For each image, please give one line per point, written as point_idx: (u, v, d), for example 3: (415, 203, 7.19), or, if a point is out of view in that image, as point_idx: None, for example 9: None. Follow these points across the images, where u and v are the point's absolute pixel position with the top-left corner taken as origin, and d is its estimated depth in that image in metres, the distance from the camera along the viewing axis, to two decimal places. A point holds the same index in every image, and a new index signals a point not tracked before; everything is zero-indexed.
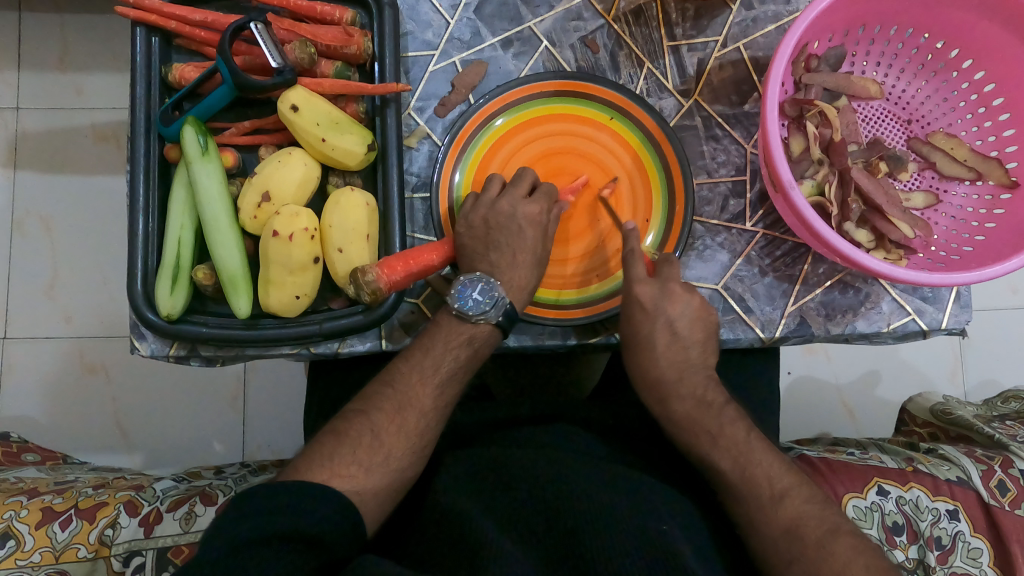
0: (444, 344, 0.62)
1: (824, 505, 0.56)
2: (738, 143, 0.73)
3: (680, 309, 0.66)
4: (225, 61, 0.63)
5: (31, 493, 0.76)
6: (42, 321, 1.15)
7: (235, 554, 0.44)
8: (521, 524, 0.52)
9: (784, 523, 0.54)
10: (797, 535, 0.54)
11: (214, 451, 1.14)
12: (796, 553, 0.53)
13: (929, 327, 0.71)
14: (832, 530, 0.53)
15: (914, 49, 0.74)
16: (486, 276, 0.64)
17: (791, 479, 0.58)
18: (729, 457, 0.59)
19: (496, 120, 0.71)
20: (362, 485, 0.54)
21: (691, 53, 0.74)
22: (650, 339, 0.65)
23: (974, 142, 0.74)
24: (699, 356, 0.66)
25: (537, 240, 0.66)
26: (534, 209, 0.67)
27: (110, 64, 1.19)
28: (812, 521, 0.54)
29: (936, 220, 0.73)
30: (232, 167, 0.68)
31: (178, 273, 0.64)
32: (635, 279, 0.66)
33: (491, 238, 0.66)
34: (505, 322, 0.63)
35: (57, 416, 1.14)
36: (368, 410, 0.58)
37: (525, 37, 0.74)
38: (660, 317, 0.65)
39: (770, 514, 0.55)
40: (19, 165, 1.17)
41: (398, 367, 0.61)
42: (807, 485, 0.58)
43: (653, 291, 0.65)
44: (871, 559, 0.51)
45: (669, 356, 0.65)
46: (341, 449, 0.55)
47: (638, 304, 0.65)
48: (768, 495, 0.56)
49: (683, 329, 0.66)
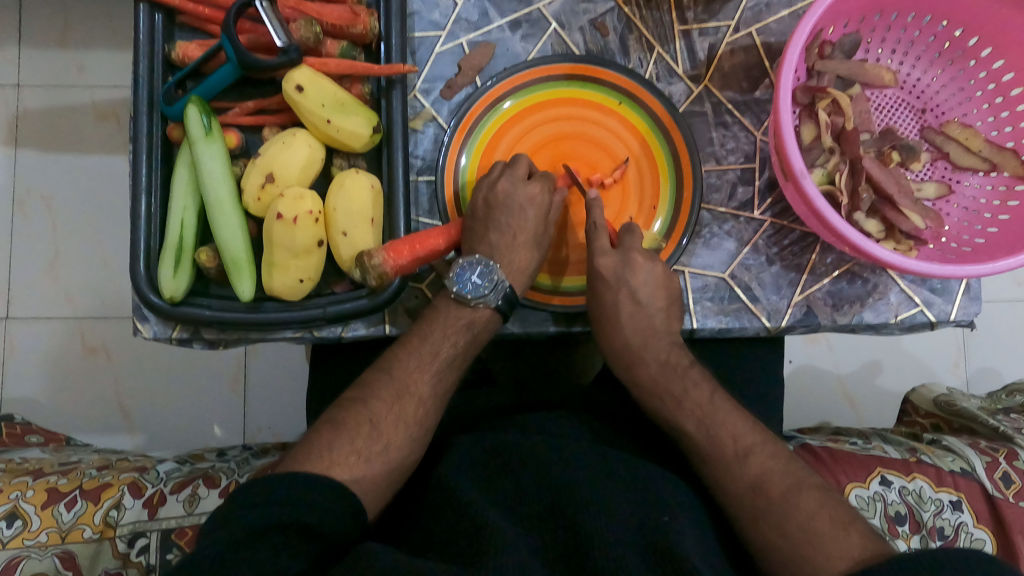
0: (443, 328, 0.62)
1: (789, 460, 0.57)
2: (748, 131, 0.72)
3: (642, 279, 0.66)
4: (230, 38, 0.63)
5: (37, 474, 0.77)
6: (44, 301, 1.15)
7: (235, 549, 0.44)
8: (528, 514, 0.51)
9: (748, 481, 0.55)
10: (761, 491, 0.54)
11: (214, 434, 1.14)
12: (760, 508, 0.53)
13: (937, 319, 0.71)
14: (795, 485, 0.54)
15: (931, 37, 0.72)
16: (486, 258, 0.63)
17: (769, 453, 0.57)
18: (694, 419, 0.60)
19: (503, 103, 0.70)
20: (362, 473, 0.53)
21: (702, 38, 0.73)
22: (614, 310, 0.66)
23: (990, 132, 0.72)
24: (664, 324, 0.67)
25: (538, 221, 0.66)
26: (535, 190, 0.66)
27: (112, 41, 1.17)
28: (775, 477, 0.55)
29: (947, 211, 0.72)
30: (236, 148, 0.67)
31: (181, 254, 0.63)
32: (597, 251, 0.67)
33: (492, 218, 0.65)
34: (505, 306, 0.63)
35: (59, 398, 1.14)
36: (365, 399, 0.58)
37: (534, 19, 0.73)
38: (622, 287, 0.66)
39: (734, 475, 0.56)
40: (20, 143, 1.15)
41: (395, 354, 0.61)
42: (773, 442, 0.58)
43: (614, 262, 0.66)
44: (834, 511, 0.52)
45: (634, 325, 0.66)
46: (339, 439, 0.55)
47: (599, 277, 0.66)
48: (733, 451, 0.57)
49: (648, 296, 0.66)
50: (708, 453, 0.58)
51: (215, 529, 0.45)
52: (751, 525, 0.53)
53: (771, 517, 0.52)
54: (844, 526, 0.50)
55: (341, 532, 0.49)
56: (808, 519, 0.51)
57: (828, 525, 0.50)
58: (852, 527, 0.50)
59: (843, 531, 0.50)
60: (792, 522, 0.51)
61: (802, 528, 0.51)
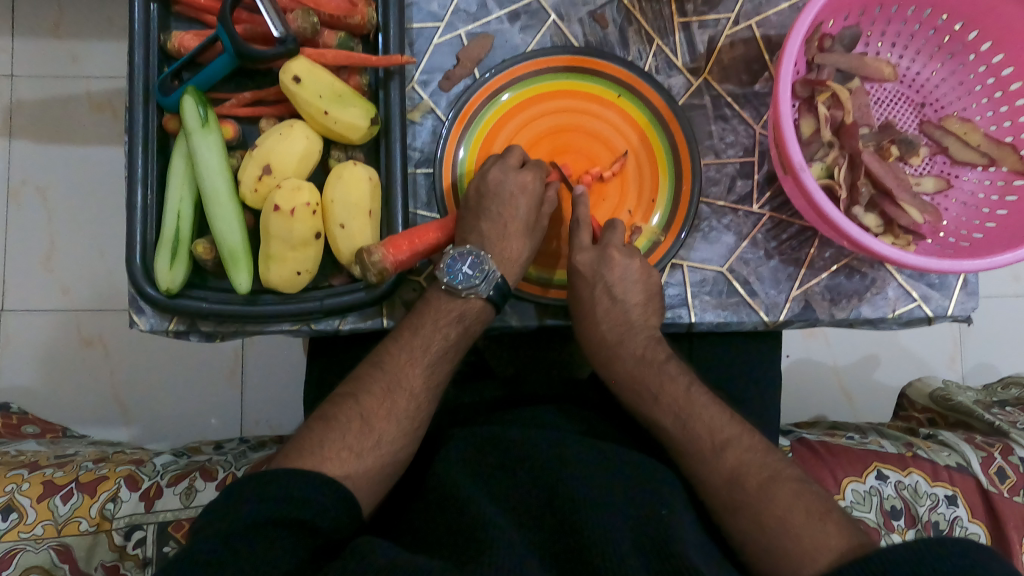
0: (434, 324, 0.62)
1: (765, 451, 0.56)
2: (747, 124, 0.72)
3: (619, 274, 0.66)
4: (227, 28, 0.62)
5: (32, 466, 0.76)
6: (40, 293, 1.14)
7: (225, 548, 0.44)
8: (522, 508, 0.51)
9: (726, 473, 0.55)
10: (738, 482, 0.54)
11: (211, 426, 1.14)
12: (738, 499, 0.53)
13: (934, 314, 0.71)
14: (772, 477, 0.54)
15: (931, 30, 0.72)
16: (477, 248, 0.63)
17: (733, 428, 0.58)
18: (670, 414, 0.60)
19: (502, 95, 0.70)
20: (353, 469, 0.53)
21: (702, 30, 0.72)
22: (590, 304, 0.66)
23: (988, 127, 0.72)
24: (640, 317, 0.66)
25: (530, 210, 0.66)
26: (527, 177, 0.65)
27: (107, 32, 1.16)
28: (752, 468, 0.55)
29: (946, 206, 0.72)
30: (232, 139, 0.66)
31: (178, 246, 0.63)
32: (577, 247, 0.67)
33: (483, 207, 0.65)
34: (496, 296, 0.63)
35: (55, 390, 1.13)
36: (357, 393, 0.58)
37: (533, 11, 0.72)
38: (599, 282, 0.66)
39: (712, 466, 0.56)
40: (14, 133, 1.15)
41: (387, 348, 0.61)
42: (750, 434, 0.58)
43: (591, 258, 0.66)
44: (810, 502, 0.52)
45: (610, 320, 0.66)
46: (331, 434, 0.55)
47: (577, 272, 0.66)
48: (709, 445, 0.57)
49: (624, 292, 0.66)
50: (683, 444, 0.58)
51: (208, 524, 0.45)
52: (728, 517, 0.54)
53: (755, 512, 0.52)
54: (822, 517, 0.50)
55: (335, 528, 0.49)
56: (785, 509, 0.51)
57: (804, 516, 0.50)
58: (829, 517, 0.50)
59: (821, 522, 0.50)
60: (769, 514, 0.51)
61: (778, 516, 0.51)
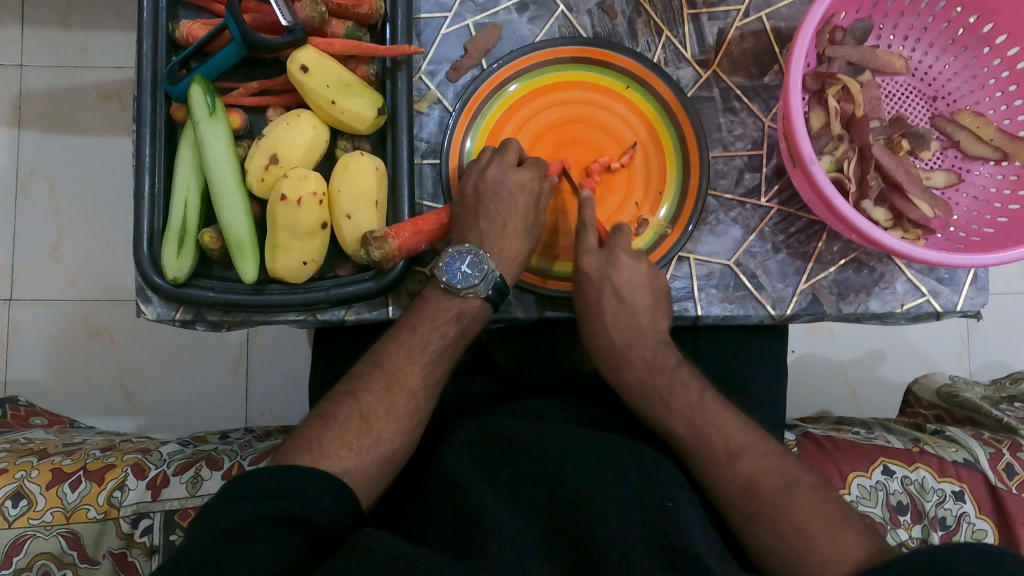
0: (431, 319, 0.62)
1: (782, 459, 0.56)
2: (756, 117, 0.72)
3: (626, 276, 0.67)
4: (234, 18, 0.62)
5: (42, 453, 0.77)
6: (47, 283, 1.15)
7: (226, 543, 0.44)
8: (526, 501, 0.51)
9: (742, 481, 0.54)
10: (756, 492, 0.53)
11: (217, 417, 1.14)
12: (751, 508, 0.52)
13: (943, 310, 0.71)
14: (789, 485, 0.53)
15: (944, 23, 0.72)
16: (476, 248, 0.63)
17: (748, 434, 0.57)
18: (683, 421, 0.60)
19: (509, 86, 0.70)
20: (351, 465, 0.53)
21: (711, 22, 0.72)
22: (599, 307, 0.67)
23: (1001, 121, 0.72)
24: (649, 321, 0.67)
25: (528, 208, 0.66)
26: (526, 176, 0.65)
27: (115, 22, 1.16)
28: (769, 477, 0.54)
29: (956, 200, 0.72)
30: (239, 129, 0.66)
31: (184, 236, 0.63)
32: (584, 250, 0.67)
33: (481, 206, 0.65)
34: (495, 296, 0.62)
35: (62, 381, 1.14)
36: (355, 392, 0.58)
37: (541, 1, 0.72)
38: (605, 284, 0.66)
39: (727, 474, 0.55)
40: (22, 123, 1.15)
41: (384, 346, 0.61)
42: (765, 442, 0.57)
43: (598, 262, 0.67)
44: (828, 509, 0.51)
45: (619, 323, 0.67)
46: (329, 433, 0.55)
47: (584, 276, 0.67)
48: (724, 452, 0.56)
49: (631, 293, 0.66)
50: (695, 443, 0.58)
51: (211, 519, 0.45)
52: (739, 510, 0.53)
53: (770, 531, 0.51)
54: (840, 525, 0.49)
55: (336, 520, 0.49)
56: (803, 518, 0.50)
57: (822, 523, 0.49)
58: (847, 524, 0.49)
59: (838, 530, 0.49)
60: (788, 522, 0.50)
61: (797, 526, 0.50)
